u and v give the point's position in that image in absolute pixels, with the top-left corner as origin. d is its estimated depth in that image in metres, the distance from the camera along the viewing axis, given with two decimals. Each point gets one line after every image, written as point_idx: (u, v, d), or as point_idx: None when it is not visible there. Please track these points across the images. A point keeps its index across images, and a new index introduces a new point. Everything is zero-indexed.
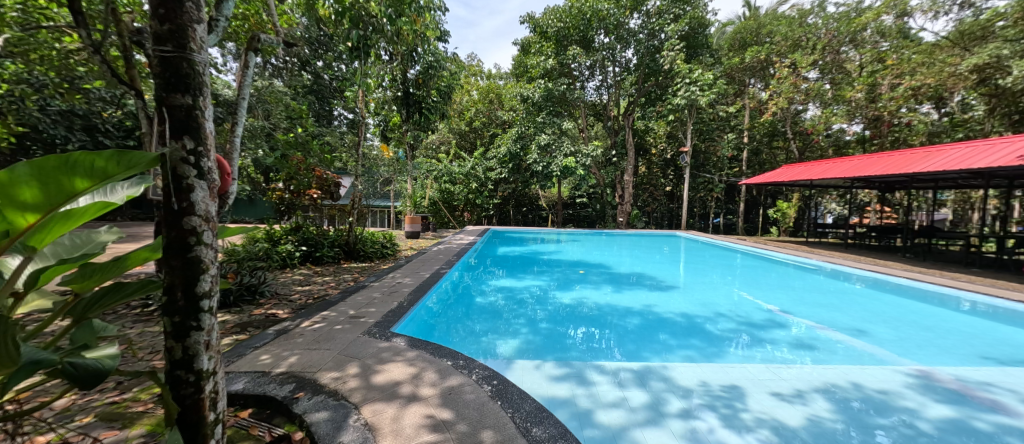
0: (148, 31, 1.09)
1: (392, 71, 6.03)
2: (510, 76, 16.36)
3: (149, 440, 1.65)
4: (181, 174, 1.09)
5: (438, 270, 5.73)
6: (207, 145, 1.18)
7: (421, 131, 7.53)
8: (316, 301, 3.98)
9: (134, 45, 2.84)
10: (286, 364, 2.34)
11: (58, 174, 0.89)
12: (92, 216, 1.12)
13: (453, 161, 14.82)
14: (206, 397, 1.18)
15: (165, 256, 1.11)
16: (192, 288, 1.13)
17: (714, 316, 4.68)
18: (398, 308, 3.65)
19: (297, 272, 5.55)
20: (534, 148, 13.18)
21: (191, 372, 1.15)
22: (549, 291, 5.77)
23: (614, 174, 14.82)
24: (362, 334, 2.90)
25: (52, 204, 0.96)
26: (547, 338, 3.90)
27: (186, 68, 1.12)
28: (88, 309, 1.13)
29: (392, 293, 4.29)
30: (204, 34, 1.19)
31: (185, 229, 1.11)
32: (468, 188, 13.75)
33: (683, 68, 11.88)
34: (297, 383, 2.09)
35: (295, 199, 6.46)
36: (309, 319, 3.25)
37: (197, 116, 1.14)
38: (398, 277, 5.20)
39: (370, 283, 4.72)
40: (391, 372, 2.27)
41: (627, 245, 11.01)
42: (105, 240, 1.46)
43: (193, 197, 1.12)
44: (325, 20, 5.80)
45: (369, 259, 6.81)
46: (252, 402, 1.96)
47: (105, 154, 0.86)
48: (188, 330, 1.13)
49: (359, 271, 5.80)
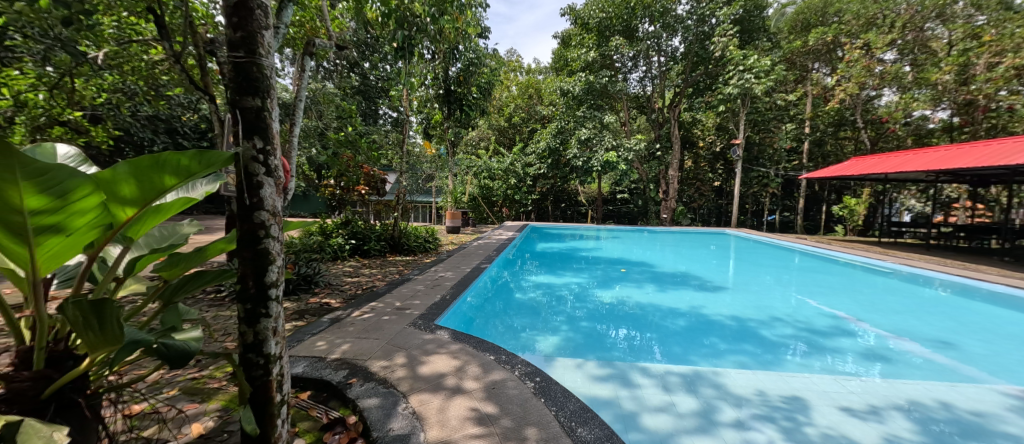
0: (224, 40, 1.17)
1: (434, 70, 6.25)
2: (549, 71, 16.23)
3: (223, 416, 1.82)
4: (252, 172, 1.18)
5: (478, 265, 5.81)
6: (274, 145, 1.27)
7: (462, 127, 7.67)
8: (364, 292, 4.19)
9: (208, 55, 3.09)
10: (340, 351, 2.48)
11: (151, 172, 0.99)
12: (178, 211, 1.24)
13: (492, 156, 14.99)
14: (274, 379, 1.27)
15: (239, 248, 1.21)
16: (261, 277, 1.22)
17: (769, 321, 4.36)
18: (441, 301, 3.74)
19: (347, 264, 5.88)
20: (574, 143, 12.91)
21: (261, 356, 1.24)
22: (589, 289, 5.67)
23: (659, 169, 14.21)
24: (408, 325, 3.00)
25: (147, 200, 1.07)
26: (587, 337, 3.84)
27: (256, 72, 1.20)
28: (174, 294, 1.27)
29: (434, 286, 4.41)
30: (271, 39, 1.27)
31: (255, 222, 1.20)
32: (507, 184, 13.88)
33: (737, 54, 11.12)
34: (350, 370, 2.21)
35: (344, 195, 6.87)
36: (359, 309, 3.42)
37: (265, 117, 1.22)
38: (440, 270, 5.35)
39: (414, 276, 4.88)
40: (435, 364, 2.32)
41: (671, 243, 10.55)
42: (187, 232, 1.63)
43: (262, 193, 1.21)
44: (372, 23, 6.07)
45: (413, 253, 7.05)
46: (311, 386, 2.09)
47: (187, 153, 0.94)
48: (258, 316, 1.22)
49: (403, 264, 6.03)
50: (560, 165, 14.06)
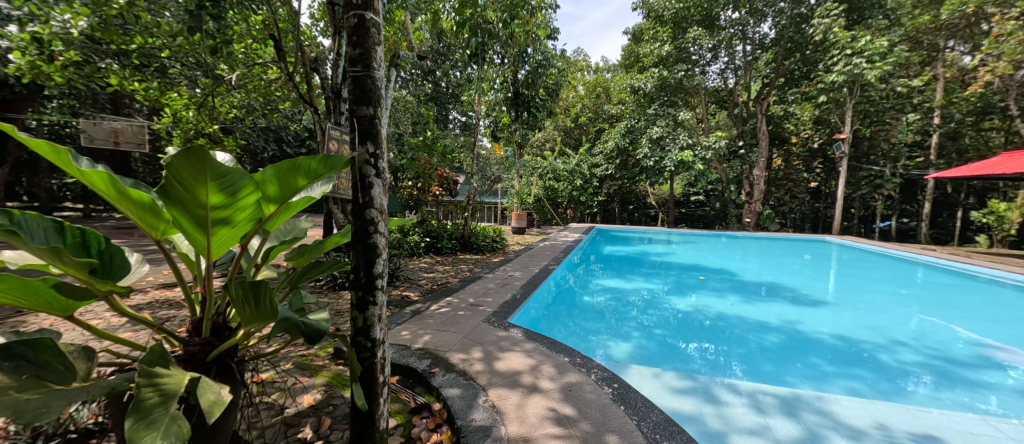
0: (346, 57, 1.33)
1: (504, 73, 6.41)
2: (618, 68, 15.73)
3: (328, 390, 2.05)
4: (364, 174, 1.32)
5: (546, 266, 5.83)
6: (383, 149, 1.39)
7: (529, 130, 7.73)
8: (439, 287, 4.44)
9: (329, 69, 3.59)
10: (423, 341, 2.65)
11: (290, 175, 1.15)
12: (302, 208, 1.43)
13: (558, 157, 14.96)
14: (378, 361, 1.40)
15: (353, 242, 1.36)
16: (370, 269, 1.36)
17: (887, 344, 3.74)
18: (512, 300, 3.82)
19: (423, 260, 6.29)
20: (644, 142, 12.34)
21: (369, 340, 1.38)
22: (662, 296, 5.37)
23: (741, 168, 12.97)
24: (483, 321, 3.12)
25: (284, 199, 1.25)
26: (662, 346, 3.64)
27: (369, 83, 1.33)
28: (299, 280, 1.47)
29: (504, 285, 4.51)
30: (381, 53, 1.40)
31: (366, 219, 1.34)
32: (572, 185, 13.75)
33: (843, 36, 9.72)
34: (432, 360, 2.35)
35: (421, 196, 6.94)
36: (436, 303, 3.64)
37: (377, 124, 1.35)
38: (509, 270, 5.46)
39: (485, 274, 5.06)
40: (511, 361, 2.37)
41: (756, 250, 9.56)
42: (304, 226, 1.87)
43: (372, 193, 1.35)
44: (446, 33, 6.39)
45: (482, 253, 7.32)
46: (399, 371, 2.26)
47: (318, 157, 1.08)
48: (367, 303, 1.36)
49: (473, 262, 6.28)
50: (629, 165, 13.52)
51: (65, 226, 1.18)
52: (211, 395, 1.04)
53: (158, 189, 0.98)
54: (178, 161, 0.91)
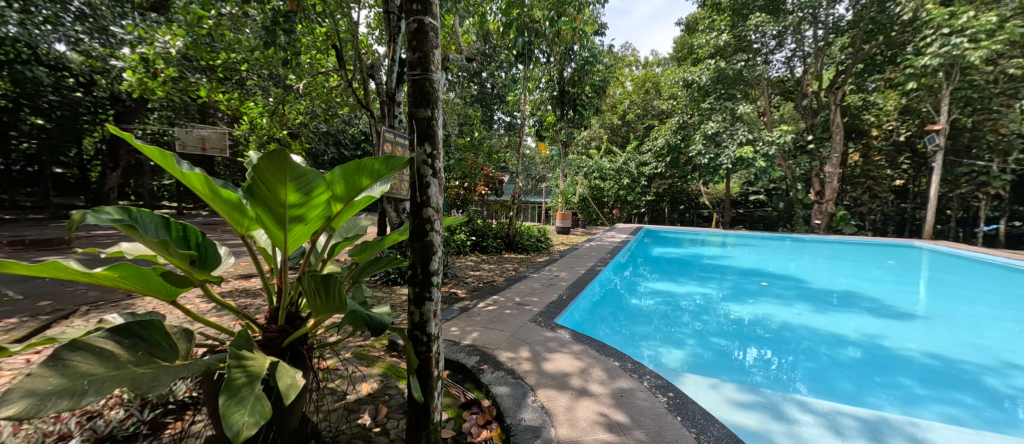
0: (406, 61, 1.38)
1: (550, 72, 6.38)
2: (670, 62, 15.02)
3: (383, 381, 2.15)
4: (422, 173, 1.37)
5: (592, 267, 5.70)
6: (439, 150, 1.43)
7: (575, 128, 7.60)
8: (486, 285, 4.51)
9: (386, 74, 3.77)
10: (471, 338, 2.71)
11: (355, 175, 1.21)
12: (363, 207, 1.50)
13: (604, 156, 14.63)
14: (434, 355, 1.45)
15: (411, 239, 1.41)
16: (427, 266, 1.40)
17: (996, 367, 3.21)
18: (559, 301, 3.78)
19: (469, 258, 6.42)
20: (698, 138, 11.67)
21: (424, 334, 1.42)
22: (718, 301, 5.03)
23: (810, 165, 11.83)
24: (529, 320, 3.12)
25: (348, 199, 1.32)
26: (719, 355, 3.42)
27: (427, 86, 1.37)
28: (361, 274, 1.56)
29: (550, 285, 4.48)
30: (439, 56, 1.44)
31: (423, 217, 1.39)
32: (619, 184, 13.39)
33: (938, 13, 8.51)
34: (481, 357, 2.38)
35: (468, 196, 6.99)
36: (483, 300, 3.70)
37: (434, 125, 1.39)
38: (554, 270, 5.42)
39: (530, 274, 5.06)
40: (559, 362, 2.34)
41: (827, 254, 8.67)
42: (364, 223, 1.98)
43: (429, 192, 1.39)
44: (493, 35, 6.46)
45: (527, 252, 7.35)
46: (448, 366, 2.33)
47: (381, 157, 1.13)
48: (424, 299, 1.41)
49: (518, 262, 6.32)
50: (680, 163, 12.87)
51: (170, 221, 1.34)
52: (287, 378, 1.12)
53: (245, 188, 1.08)
54: (263, 163, 0.99)
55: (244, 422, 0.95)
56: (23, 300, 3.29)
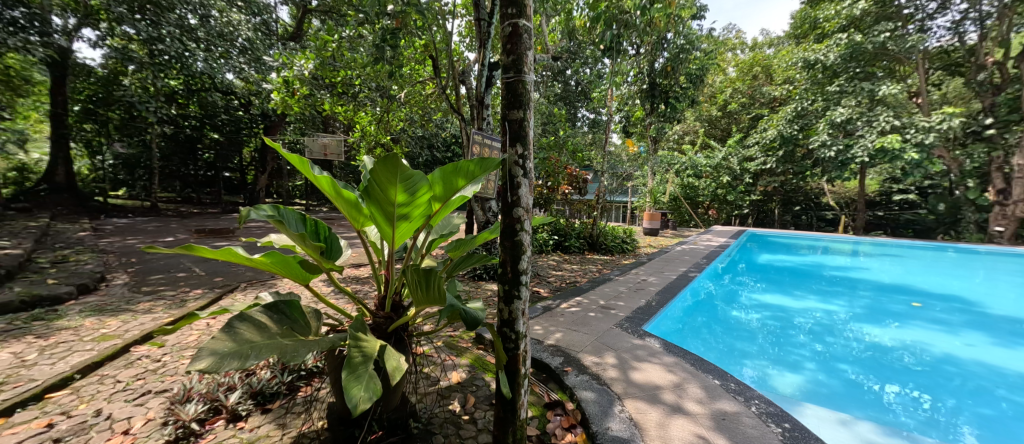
0: (501, 64, 1.42)
1: (640, 65, 6.02)
2: (785, 40, 13.03)
3: (471, 371, 2.26)
4: (514, 174, 1.39)
5: (685, 272, 5.23)
6: (530, 150, 1.44)
7: (667, 123, 7.05)
8: (568, 286, 4.46)
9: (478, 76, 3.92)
10: (555, 338, 2.69)
11: (453, 177, 1.28)
12: (459, 206, 1.59)
13: (700, 152, 13.40)
14: (521, 354, 1.47)
15: (502, 238, 1.44)
16: (516, 265, 1.42)
17: None
18: (647, 307, 3.56)
19: (551, 257, 6.43)
20: (821, 128, 9.89)
21: (513, 332, 1.45)
22: (848, 321, 4.21)
23: (987, 156, 9.16)
24: (615, 326, 2.99)
25: (445, 199, 1.40)
26: (850, 386, 2.86)
27: (520, 88, 1.39)
28: (455, 269, 1.65)
29: (638, 289, 4.24)
30: (531, 56, 1.44)
31: (514, 217, 1.41)
32: (717, 182, 12.13)
33: None
34: (565, 358, 2.36)
35: (551, 194, 7.07)
36: (566, 301, 3.67)
37: (526, 126, 1.40)
38: (641, 274, 5.12)
39: (615, 276, 4.87)
40: (649, 373, 2.19)
41: (1014, 271, 6.66)
42: (457, 221, 2.10)
43: (520, 192, 1.41)
44: (580, 31, 6.32)
45: (611, 254, 7.09)
46: (533, 364, 2.35)
47: (476, 160, 1.18)
48: (512, 297, 1.43)
49: (602, 263, 6.13)
50: (797, 157, 11.11)
51: (305, 217, 1.59)
52: (393, 361, 1.24)
53: (363, 189, 1.22)
54: (378, 166, 1.11)
55: (360, 397, 1.08)
56: (206, 276, 4.24)
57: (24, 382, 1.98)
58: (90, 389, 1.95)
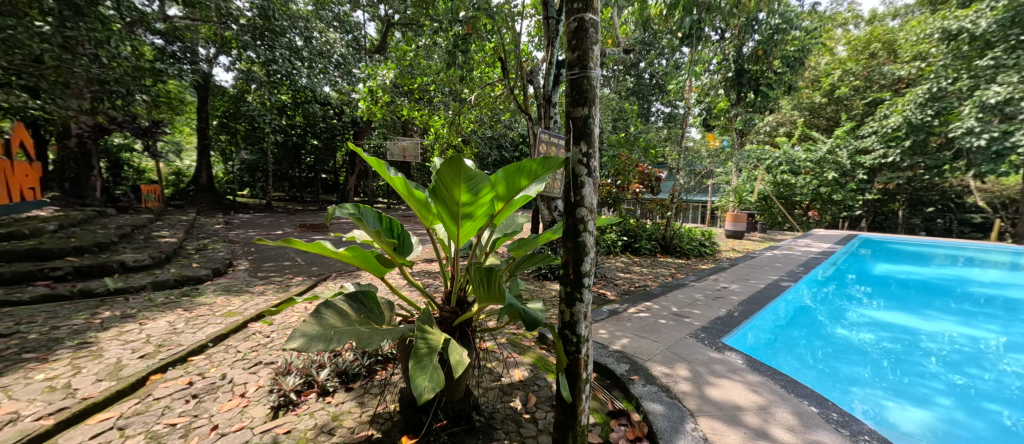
0: (566, 61, 1.39)
1: (724, 51, 5.47)
2: (917, 7, 10.82)
3: (533, 370, 2.26)
4: (577, 173, 1.36)
5: (776, 281, 4.64)
6: (595, 148, 1.39)
7: (757, 113, 6.30)
8: (637, 289, 4.24)
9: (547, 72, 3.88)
10: (621, 344, 2.58)
11: (515, 176, 1.28)
12: (522, 205, 1.58)
13: (797, 144, 11.80)
14: (582, 358, 1.43)
15: (564, 238, 1.41)
16: (578, 266, 1.38)
17: None
18: (728, 317, 3.23)
19: (619, 259, 6.17)
20: (968, 111, 7.91)
21: (574, 335, 1.42)
22: (1004, 352, 3.36)
23: None
24: (689, 336, 2.77)
25: (507, 198, 1.41)
26: (1004, 432, 2.28)
27: (585, 85, 1.34)
28: (518, 268, 1.66)
29: (717, 297, 3.87)
30: (598, 51, 1.39)
31: (577, 217, 1.37)
32: (819, 180, 10.58)
33: None
34: (631, 366, 2.24)
35: (620, 193, 6.79)
36: (635, 305, 3.49)
37: (590, 123, 1.36)
38: (721, 280, 4.67)
39: (690, 282, 4.50)
40: (728, 391, 1.99)
41: None
42: (520, 220, 2.11)
43: (583, 192, 1.37)
44: (656, 20, 5.94)
45: (686, 258, 6.57)
46: (596, 369, 2.27)
47: (539, 159, 1.16)
48: (574, 299, 1.40)
49: (675, 267, 5.72)
50: (931, 148, 9.19)
51: (382, 215, 1.72)
52: (456, 355, 1.29)
53: (431, 190, 1.28)
54: (444, 167, 1.15)
55: (425, 386, 1.14)
56: (306, 265, 4.87)
57: (175, 345, 2.48)
58: (218, 356, 2.36)
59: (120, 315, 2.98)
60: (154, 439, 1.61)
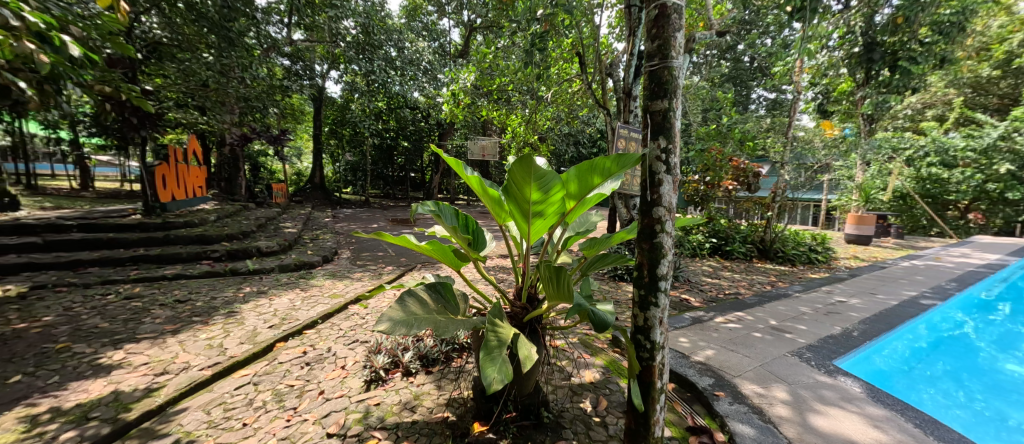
0: (644, 52, 1.32)
1: (848, 22, 4.63)
2: None
3: (605, 374, 2.20)
4: (654, 170, 1.28)
5: (915, 298, 3.81)
6: (675, 143, 1.29)
7: (892, 94, 5.21)
8: (727, 297, 3.84)
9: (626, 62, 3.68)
10: (705, 355, 2.37)
11: (588, 174, 1.25)
12: (596, 204, 1.54)
13: (953, 130, 9.49)
14: (656, 366, 1.35)
15: (639, 239, 1.34)
16: (654, 269, 1.31)
17: None
18: (844, 337, 2.75)
19: (707, 263, 5.65)
20: None
21: (648, 341, 1.34)
22: None
23: None
24: (791, 354, 2.42)
25: (580, 196, 1.38)
26: None
27: (666, 75, 1.26)
28: (589, 268, 1.62)
29: (830, 312, 3.31)
30: (681, 38, 1.28)
31: (653, 217, 1.29)
32: (986, 174, 8.38)
33: None
34: (716, 380, 2.05)
35: (709, 191, 6.25)
36: (723, 315, 3.17)
37: (670, 117, 1.27)
38: (837, 292, 3.98)
39: (795, 293, 3.93)
40: (839, 423, 1.70)
41: None
42: (594, 219, 2.06)
43: (661, 190, 1.28)
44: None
45: (791, 265, 5.74)
46: (675, 379, 2.12)
47: (612, 156, 1.12)
48: (649, 303, 1.33)
49: (776, 274, 5.05)
50: None
51: (458, 212, 1.83)
52: (525, 350, 1.31)
53: (503, 188, 1.32)
54: (515, 166, 1.18)
55: (493, 378, 1.19)
56: (396, 256, 5.40)
57: (294, 319, 2.95)
58: (325, 331, 2.76)
59: (256, 291, 3.65)
60: (277, 396, 1.95)
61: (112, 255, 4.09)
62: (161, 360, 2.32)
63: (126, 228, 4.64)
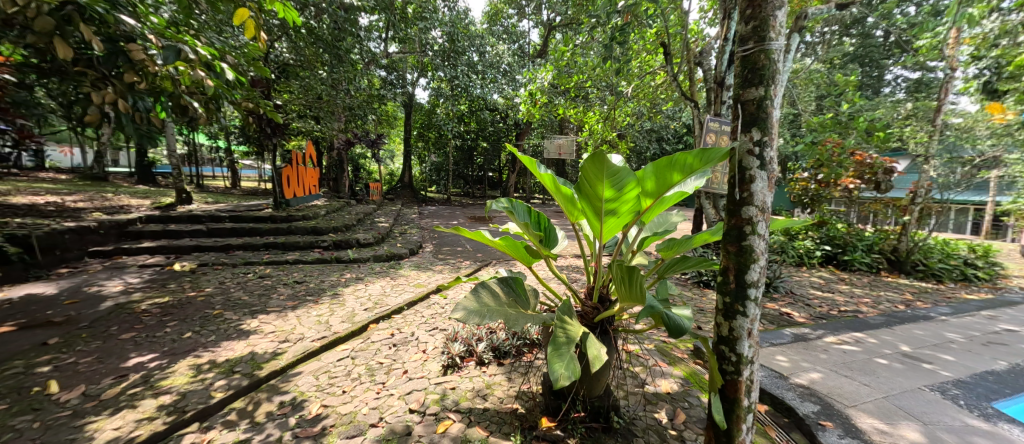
0: (736, 35, 1.20)
1: None
2: None
3: (685, 385, 2.05)
4: (745, 166, 1.16)
5: None
6: (772, 135, 1.16)
7: None
8: (842, 314, 3.28)
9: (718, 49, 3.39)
10: (808, 378, 2.06)
11: (667, 171, 1.18)
12: (676, 202, 1.45)
13: None
14: (743, 381, 1.23)
15: (725, 241, 1.23)
16: (741, 275, 1.19)
17: None
18: (1013, 375, 2.16)
19: (817, 274, 4.87)
20: None
21: (733, 352, 1.23)
22: None
23: None
24: (930, 389, 1.98)
25: (658, 194, 1.31)
26: None
27: (762, 60, 1.13)
28: (667, 270, 1.53)
29: (994, 343, 2.63)
30: (783, 17, 1.14)
31: (742, 217, 1.17)
32: None
33: None
34: (822, 409, 1.77)
35: (822, 190, 5.39)
36: (835, 334, 2.72)
37: (766, 105, 1.14)
38: (1006, 319, 3.14)
39: (940, 315, 3.20)
40: None
41: None
42: (675, 219, 1.93)
43: (752, 187, 1.16)
44: None
45: (936, 282, 4.67)
46: (769, 401, 1.89)
47: (694, 151, 1.05)
48: (734, 312, 1.21)
49: (912, 291, 4.17)
50: None
51: (531, 209, 1.86)
52: (594, 350, 1.29)
53: (576, 185, 1.32)
54: (588, 162, 1.17)
55: (561, 373, 1.20)
56: (473, 251, 5.68)
57: (384, 304, 3.30)
58: (410, 317, 3.03)
59: (355, 277, 4.15)
60: (370, 370, 2.21)
61: (251, 242, 5.01)
62: (283, 330, 2.79)
63: (261, 219, 5.64)
